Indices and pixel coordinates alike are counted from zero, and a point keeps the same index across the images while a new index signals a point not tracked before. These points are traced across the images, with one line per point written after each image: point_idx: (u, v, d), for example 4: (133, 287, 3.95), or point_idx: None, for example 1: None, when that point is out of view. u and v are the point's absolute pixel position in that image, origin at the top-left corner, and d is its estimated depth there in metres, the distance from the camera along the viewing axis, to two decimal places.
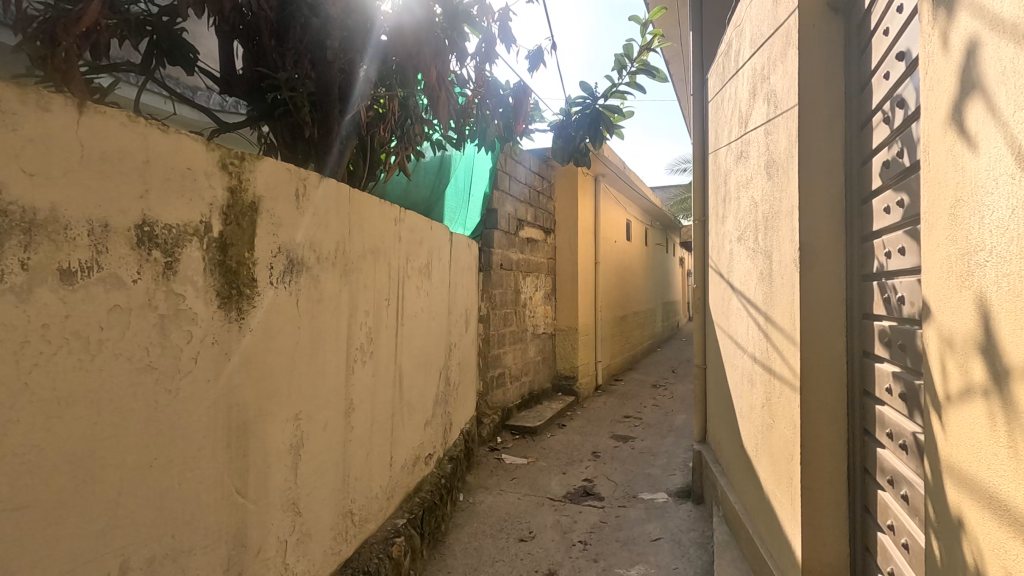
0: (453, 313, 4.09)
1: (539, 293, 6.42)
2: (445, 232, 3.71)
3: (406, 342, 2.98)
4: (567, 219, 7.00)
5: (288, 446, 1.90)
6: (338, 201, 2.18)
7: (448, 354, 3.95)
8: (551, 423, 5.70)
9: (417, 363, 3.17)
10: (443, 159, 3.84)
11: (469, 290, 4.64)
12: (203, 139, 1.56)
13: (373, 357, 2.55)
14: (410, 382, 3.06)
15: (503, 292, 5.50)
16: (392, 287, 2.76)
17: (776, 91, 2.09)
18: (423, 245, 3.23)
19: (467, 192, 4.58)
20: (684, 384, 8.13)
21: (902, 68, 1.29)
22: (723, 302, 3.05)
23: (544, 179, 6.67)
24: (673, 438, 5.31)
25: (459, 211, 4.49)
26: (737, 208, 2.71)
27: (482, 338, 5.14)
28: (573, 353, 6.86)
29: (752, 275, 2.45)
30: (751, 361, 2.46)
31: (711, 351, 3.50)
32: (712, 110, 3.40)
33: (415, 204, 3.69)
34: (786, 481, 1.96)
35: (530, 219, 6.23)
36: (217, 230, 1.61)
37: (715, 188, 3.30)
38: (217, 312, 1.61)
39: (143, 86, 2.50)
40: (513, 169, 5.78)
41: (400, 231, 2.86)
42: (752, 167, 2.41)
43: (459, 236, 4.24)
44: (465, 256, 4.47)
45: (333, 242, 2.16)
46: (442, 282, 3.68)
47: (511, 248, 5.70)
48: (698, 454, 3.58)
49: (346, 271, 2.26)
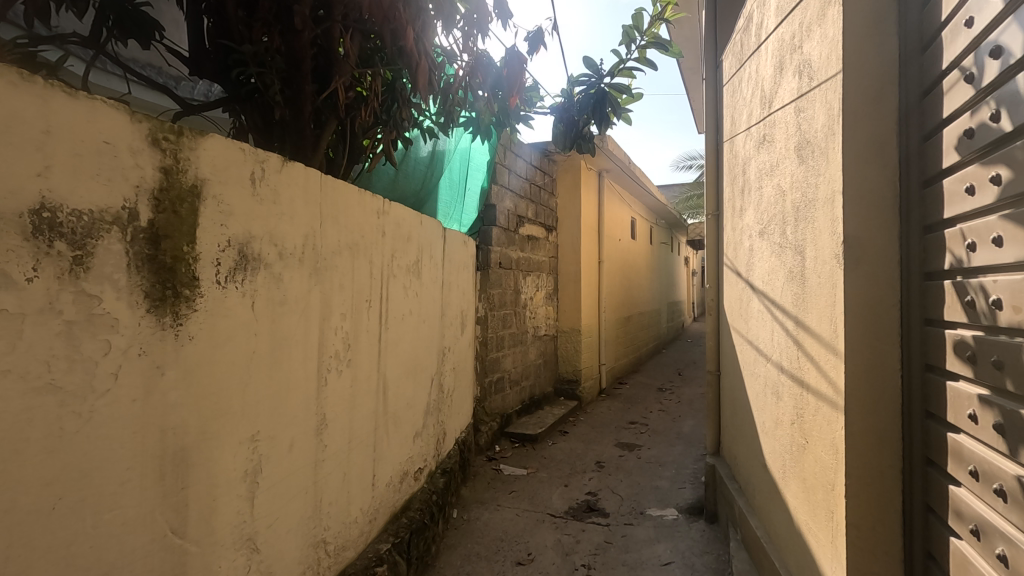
0: (448, 315, 3.82)
1: (540, 293, 6.15)
2: (437, 228, 3.44)
3: (392, 348, 2.71)
4: (569, 217, 6.72)
5: (243, 474, 1.63)
6: (307, 189, 1.91)
7: (442, 359, 3.69)
8: (552, 430, 5.42)
9: (405, 371, 2.89)
10: (434, 149, 3.56)
11: (465, 290, 4.37)
12: (127, 108, 1.29)
13: (352, 367, 2.28)
14: (397, 392, 2.79)
15: (502, 292, 5.23)
16: (375, 287, 2.49)
17: (810, 61, 1.81)
18: (412, 241, 2.96)
19: (463, 186, 4.31)
20: (691, 388, 7.83)
21: (1001, 7, 1.01)
22: (742, 304, 2.77)
23: (545, 174, 6.40)
24: (682, 447, 5.01)
25: (454, 206, 4.22)
26: (760, 199, 2.42)
27: (480, 341, 4.87)
28: (575, 356, 6.57)
29: (778, 274, 2.16)
30: (776, 371, 2.18)
31: (726, 357, 3.22)
32: (727, 95, 3.12)
33: (407, 199, 3.41)
34: (824, 513, 1.68)
35: (531, 215, 5.95)
36: (146, 218, 1.33)
37: (731, 179, 3.01)
38: (146, 317, 1.33)
39: (93, 63, 2.23)
40: (512, 163, 5.50)
41: (384, 226, 2.59)
42: (779, 151, 2.13)
43: (453, 233, 3.97)
44: (461, 254, 4.20)
45: (299, 236, 1.88)
46: (434, 282, 3.40)
47: (511, 246, 5.43)
48: (712, 469, 3.30)
49: (317, 269, 1.99)
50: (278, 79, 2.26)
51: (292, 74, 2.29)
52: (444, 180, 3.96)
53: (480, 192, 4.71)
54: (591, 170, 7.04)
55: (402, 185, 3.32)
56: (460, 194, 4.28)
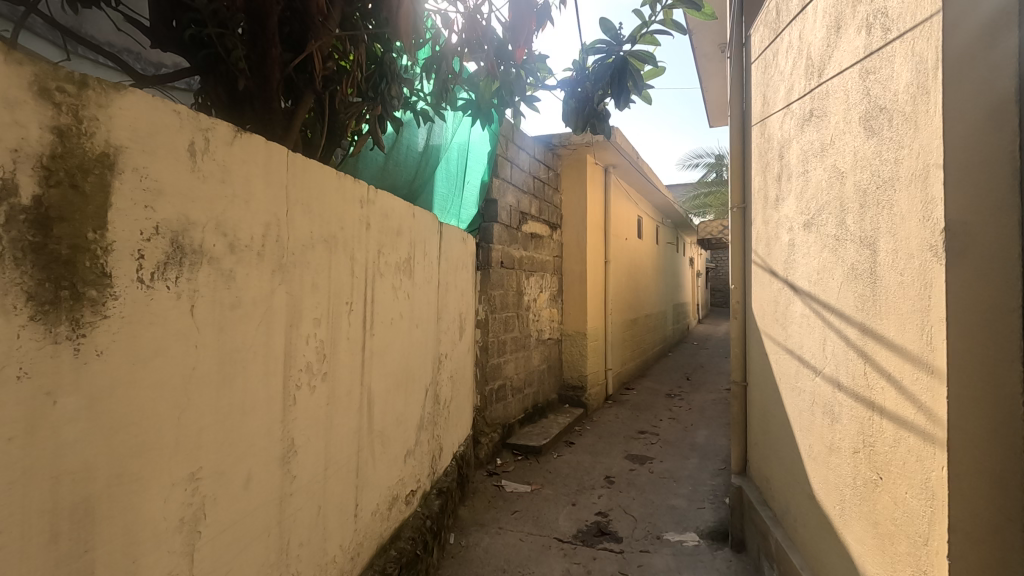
0: (445, 319, 3.49)
1: (544, 295, 5.82)
2: (433, 222, 3.11)
3: (379, 357, 2.37)
4: (574, 214, 6.38)
5: (178, 524, 1.28)
6: (269, 167, 1.57)
7: (438, 367, 3.35)
8: (557, 441, 5.08)
9: (395, 382, 2.56)
10: (428, 134, 3.24)
11: (464, 291, 4.04)
12: (2, 42, 0.94)
13: (328, 381, 1.94)
14: (385, 407, 2.46)
15: (504, 293, 4.89)
16: (359, 288, 2.15)
17: (886, 9, 1.47)
18: (402, 234, 2.62)
19: (461, 178, 3.98)
20: (701, 394, 7.48)
21: None
22: (778, 307, 2.43)
23: (549, 169, 6.06)
24: (697, 460, 4.67)
25: (452, 200, 3.88)
26: (805, 185, 2.09)
27: (479, 346, 4.54)
28: (581, 361, 6.23)
29: (833, 272, 1.82)
30: (831, 388, 1.83)
31: (755, 365, 2.89)
32: (757, 71, 2.78)
33: (401, 191, 3.08)
34: (910, 572, 1.34)
35: (534, 212, 5.61)
36: (30, 193, 0.99)
37: (763, 166, 2.67)
38: (29, 326, 0.98)
39: (21, 24, 1.88)
40: (514, 156, 5.16)
41: (370, 216, 2.25)
42: (836, 126, 1.79)
43: (451, 229, 3.64)
44: (458, 251, 3.86)
45: (258, 224, 1.54)
46: (429, 283, 3.07)
47: (513, 244, 5.09)
48: (739, 491, 2.96)
49: (282, 265, 1.66)
50: (242, 42, 1.92)
51: (259, 37, 1.96)
52: (440, 170, 3.63)
53: (480, 185, 4.38)
54: (597, 165, 6.70)
55: (396, 174, 2.98)
56: (458, 186, 3.94)
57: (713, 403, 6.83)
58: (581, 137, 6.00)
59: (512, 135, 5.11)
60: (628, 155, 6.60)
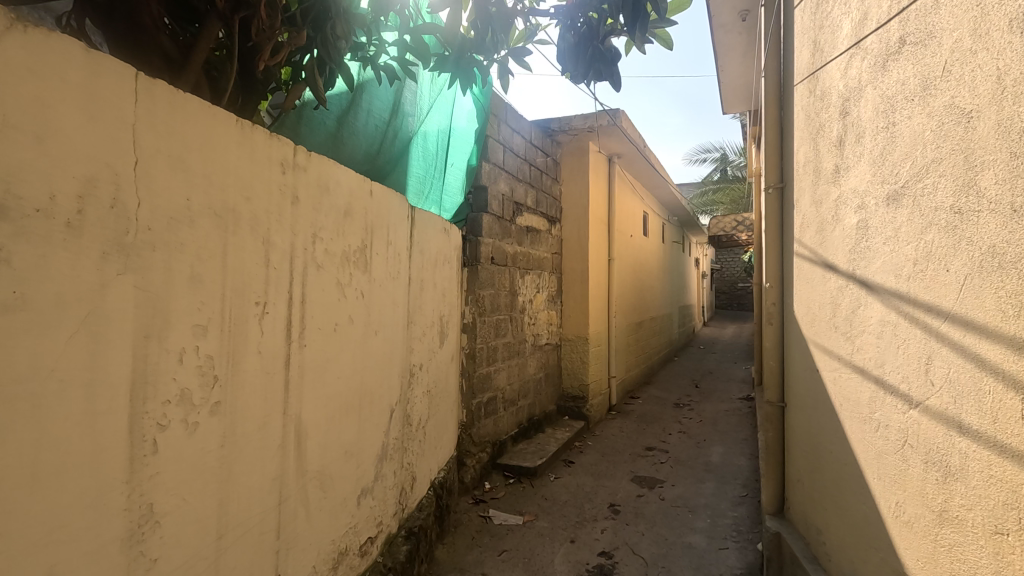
0: (419, 323, 2.93)
1: (541, 296, 5.25)
2: (401, 205, 2.55)
3: (315, 376, 1.80)
4: (575, 207, 5.80)
5: None
6: (96, 92, 1.01)
7: (410, 381, 2.79)
8: (555, 460, 4.52)
9: (341, 406, 1.99)
10: (397, 99, 2.68)
11: (446, 290, 3.48)
12: None
13: (224, 413, 1.38)
14: (327, 439, 1.90)
15: (496, 293, 4.33)
16: (280, 283, 1.59)
17: None
18: (354, 215, 2.05)
19: (442, 158, 3.43)
20: (713, 404, 6.90)
21: None
22: (838, 310, 1.87)
23: (547, 156, 5.50)
24: (713, 485, 4.08)
25: (430, 183, 3.33)
26: (889, 143, 1.52)
27: (466, 354, 3.98)
28: (582, 368, 5.66)
29: (948, 261, 1.26)
30: (944, 429, 1.27)
31: (799, 383, 2.32)
32: (803, 14, 2.22)
33: (364, 166, 2.52)
34: None
35: (530, 203, 5.05)
36: None
37: (813, 132, 2.11)
38: None
39: None
40: (507, 139, 4.60)
41: (301, 188, 1.69)
42: (956, 48, 1.23)
43: (428, 216, 3.08)
44: (438, 244, 3.31)
45: (69, 177, 0.97)
46: (396, 280, 2.51)
47: (507, 238, 4.53)
48: (776, 539, 2.39)
49: (127, 246, 1.09)
50: None
51: None
52: (415, 146, 3.08)
53: (466, 169, 3.83)
54: (600, 154, 6.13)
55: (356, 144, 2.43)
56: (437, 168, 3.39)
57: (726, 415, 6.24)
58: (583, 121, 5.44)
59: (505, 115, 4.54)
60: (635, 143, 6.03)
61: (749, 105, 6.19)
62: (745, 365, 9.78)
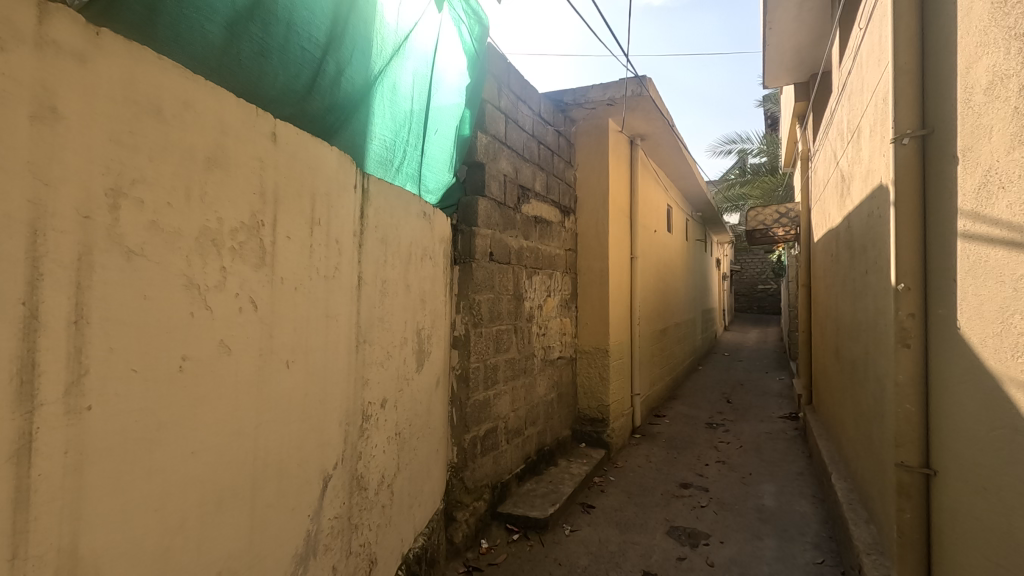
0: (382, 342, 2.08)
1: (552, 300, 4.38)
2: (341, 169, 1.70)
3: (124, 463, 0.95)
4: (592, 196, 4.93)
5: None
6: None
7: (365, 425, 1.94)
8: (570, 504, 3.64)
9: (205, 500, 1.14)
10: (339, 15, 1.83)
11: (426, 295, 2.64)
12: None
13: None
14: (166, 569, 1.04)
15: (496, 297, 3.46)
16: None
17: None
18: (232, 169, 1.20)
19: (418, 118, 2.58)
20: (752, 423, 5.98)
21: None
22: None
23: (559, 135, 4.63)
24: (775, 542, 3.18)
25: (401, 149, 2.48)
26: None
27: (456, 375, 3.13)
28: (601, 386, 4.78)
29: None
30: None
31: (972, 445, 1.43)
32: None
33: (284, 107, 1.68)
34: None
35: (539, 188, 4.19)
36: None
37: (1017, 23, 1.23)
38: None
39: None
40: (512, 108, 3.74)
41: (71, 97, 0.85)
42: None
43: (395, 190, 2.23)
44: (414, 232, 2.47)
45: None
46: (333, 280, 1.65)
47: (510, 229, 3.68)
48: None
49: None
50: None
51: None
52: (378, 95, 2.23)
53: (450, 137, 2.97)
54: (622, 134, 5.26)
55: (268, 70, 1.58)
56: (412, 130, 2.55)
57: (771, 439, 5.30)
58: (601, 93, 4.57)
59: (508, 78, 3.69)
60: (662, 121, 5.15)
61: (796, 76, 5.30)
62: (778, 375, 8.81)
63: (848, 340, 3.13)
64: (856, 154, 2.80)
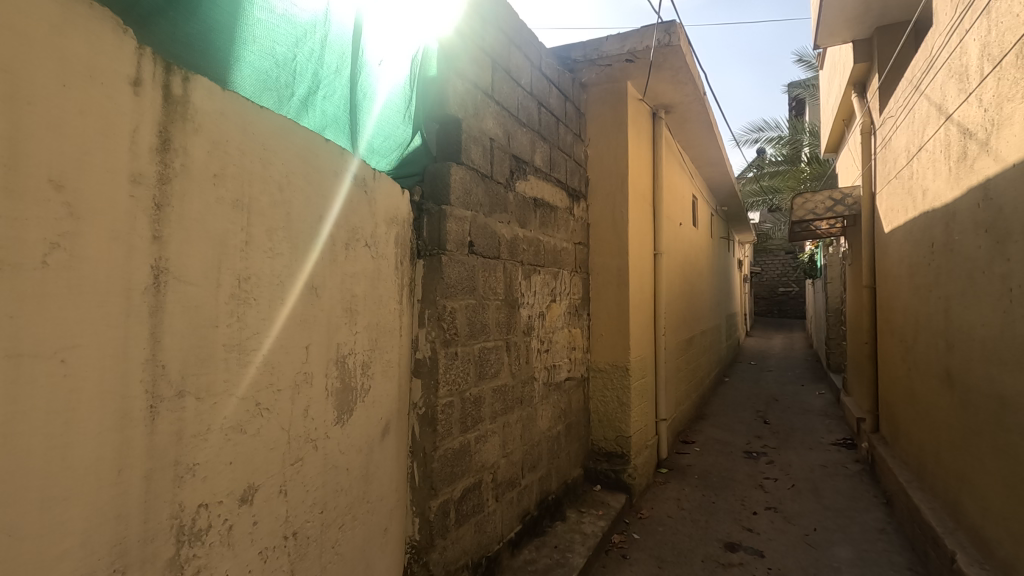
0: (240, 388, 1.16)
1: (557, 307, 3.45)
2: (70, 34, 0.81)
3: None
4: (607, 177, 4.00)
5: None
6: None
7: (188, 554, 1.02)
8: None
9: None
10: None
11: (359, 301, 1.73)
12: None
13: None
14: None
15: (480, 303, 2.53)
16: None
17: None
18: None
19: (337, 27, 1.67)
20: (801, 452, 4.98)
21: None
22: None
23: (566, 101, 3.71)
24: None
25: (307, 69, 1.57)
26: None
27: (419, 417, 2.20)
28: (620, 414, 3.84)
29: None
30: None
31: None
32: None
33: None
34: None
35: (540, 163, 3.26)
36: None
37: None
38: None
39: None
40: (502, 52, 2.81)
41: None
42: None
43: (280, 123, 1.31)
44: (331, 202, 1.55)
45: None
46: (36, 271, 0.77)
47: (499, 212, 2.75)
48: None
49: None
50: None
51: None
52: None
53: (397, 73, 2.06)
54: (643, 104, 4.31)
55: None
56: (328, 44, 1.63)
57: (828, 476, 4.31)
58: (619, 45, 3.64)
59: (497, 12, 2.77)
60: (692, 85, 4.20)
61: (857, 31, 4.33)
62: (817, 389, 7.75)
63: (984, 363, 2.17)
64: (1013, 85, 1.85)
